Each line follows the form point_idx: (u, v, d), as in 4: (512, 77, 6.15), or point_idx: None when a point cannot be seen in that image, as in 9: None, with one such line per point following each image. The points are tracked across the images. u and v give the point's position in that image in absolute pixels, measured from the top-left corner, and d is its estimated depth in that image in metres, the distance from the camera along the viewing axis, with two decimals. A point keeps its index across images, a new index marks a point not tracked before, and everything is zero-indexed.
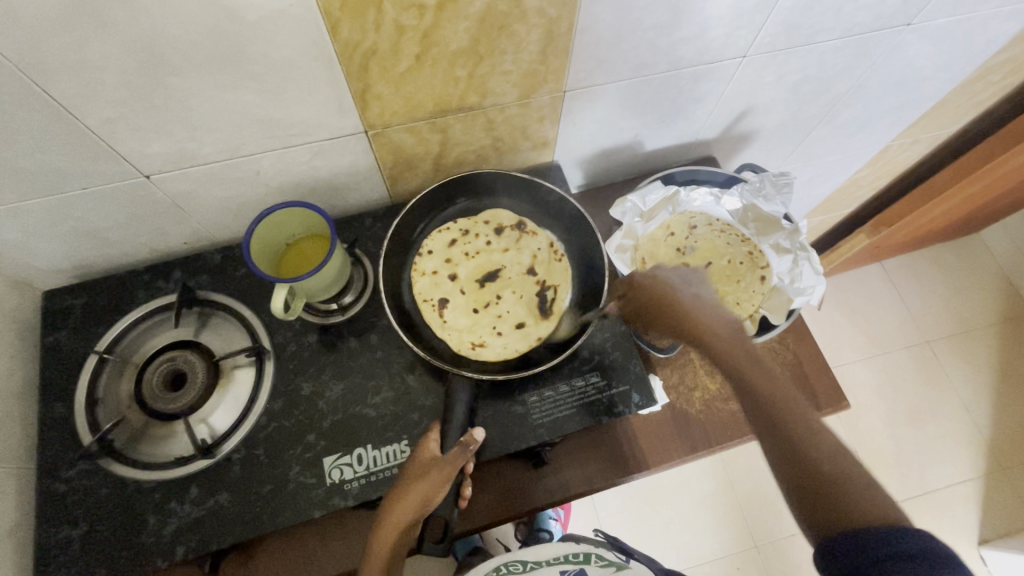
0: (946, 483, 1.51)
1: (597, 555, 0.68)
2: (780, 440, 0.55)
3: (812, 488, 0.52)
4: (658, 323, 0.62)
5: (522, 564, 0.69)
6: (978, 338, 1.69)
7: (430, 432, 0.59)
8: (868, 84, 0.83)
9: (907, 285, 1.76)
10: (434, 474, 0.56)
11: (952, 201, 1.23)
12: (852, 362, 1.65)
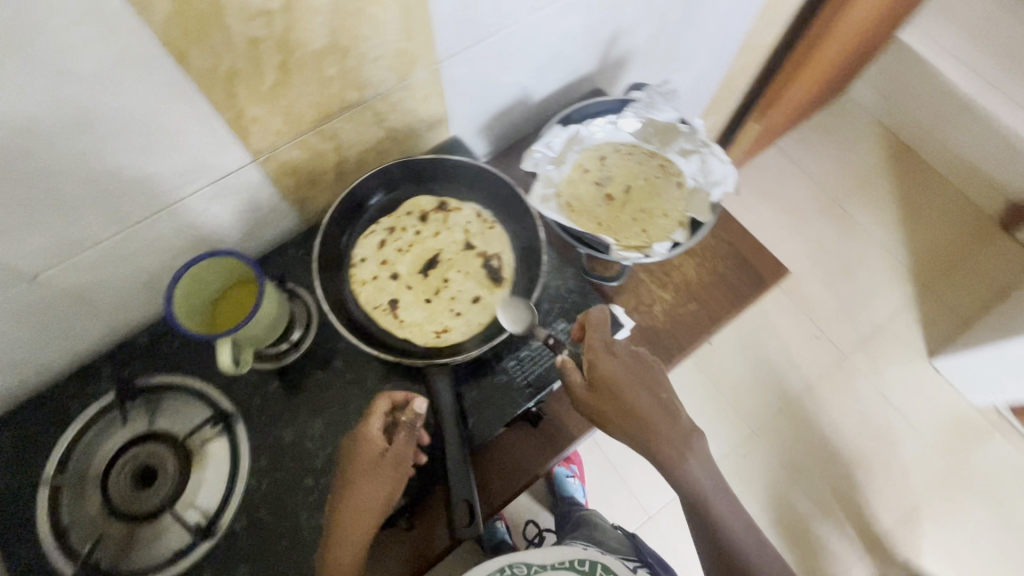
0: (887, 316, 1.68)
1: (603, 567, 0.66)
2: (708, 529, 0.63)
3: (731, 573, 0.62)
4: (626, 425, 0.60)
5: (527, 567, 0.65)
6: (873, 182, 1.86)
7: (372, 419, 0.56)
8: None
9: (803, 156, 1.90)
10: (385, 459, 0.56)
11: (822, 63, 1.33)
12: (780, 240, 1.78)
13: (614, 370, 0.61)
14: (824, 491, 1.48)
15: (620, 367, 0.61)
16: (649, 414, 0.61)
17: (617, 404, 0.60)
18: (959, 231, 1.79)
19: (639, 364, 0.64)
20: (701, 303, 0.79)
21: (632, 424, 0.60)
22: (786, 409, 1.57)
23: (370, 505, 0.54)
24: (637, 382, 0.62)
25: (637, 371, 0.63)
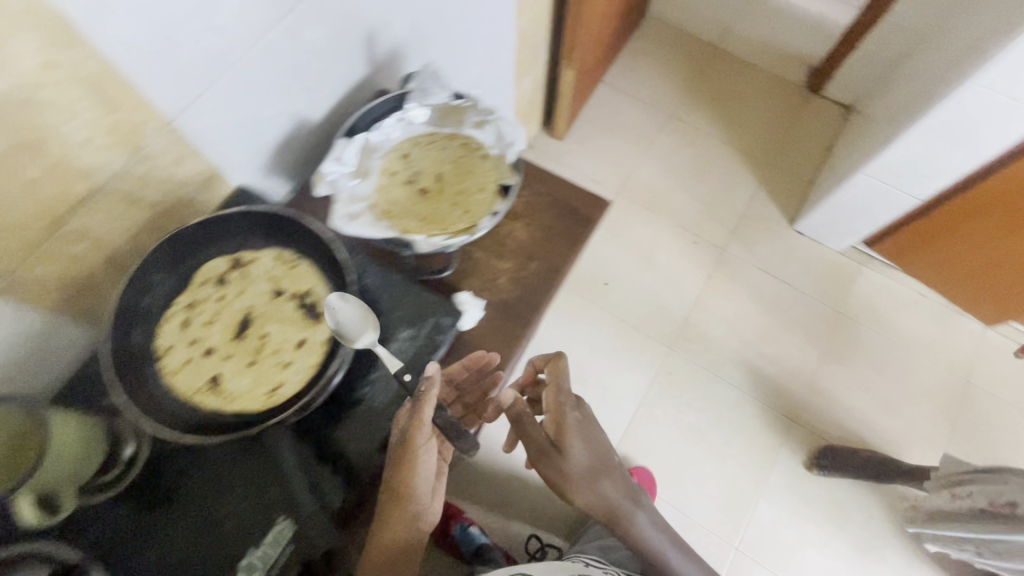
0: (747, 201, 1.82)
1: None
2: (620, 528, 0.95)
3: (635, 547, 0.97)
4: (572, 473, 0.85)
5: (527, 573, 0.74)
6: (697, 87, 1.99)
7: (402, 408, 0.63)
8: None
9: (632, 83, 2.00)
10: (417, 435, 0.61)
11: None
12: (635, 167, 1.87)
13: (569, 429, 0.85)
14: (745, 378, 1.60)
15: (575, 424, 0.86)
16: (581, 455, 0.85)
17: (564, 455, 0.84)
18: (779, 106, 1.96)
19: (583, 416, 0.86)
20: (540, 260, 0.82)
21: (575, 474, 0.86)
22: (691, 319, 1.67)
23: (404, 475, 0.61)
24: (578, 432, 0.86)
25: (580, 423, 0.86)
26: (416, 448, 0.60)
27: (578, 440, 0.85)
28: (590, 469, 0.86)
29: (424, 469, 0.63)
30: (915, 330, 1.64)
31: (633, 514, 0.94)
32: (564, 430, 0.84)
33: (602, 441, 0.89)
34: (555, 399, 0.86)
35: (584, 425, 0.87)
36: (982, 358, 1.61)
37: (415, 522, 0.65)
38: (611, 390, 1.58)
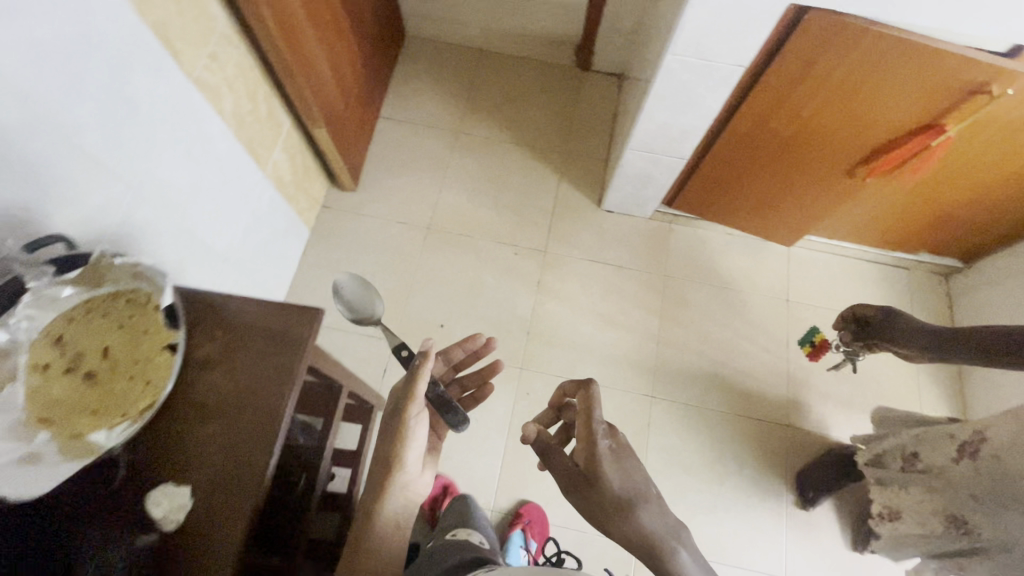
0: (553, 197, 1.84)
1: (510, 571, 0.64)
2: None
3: None
4: (601, 498, 0.81)
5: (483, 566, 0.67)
6: (474, 97, 1.98)
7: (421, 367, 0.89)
8: (12, 74, 0.72)
9: (410, 109, 1.95)
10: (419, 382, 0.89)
11: (299, 56, 1.31)
12: (437, 197, 1.84)
13: (601, 455, 0.84)
14: (598, 369, 1.62)
15: (607, 455, 0.84)
16: (615, 481, 0.82)
17: (594, 480, 0.82)
18: (556, 93, 2.00)
19: (615, 445, 0.86)
20: (251, 406, 0.72)
21: (605, 506, 0.81)
22: (533, 330, 1.66)
23: (401, 426, 0.88)
24: (612, 465, 0.84)
25: (616, 459, 0.85)
26: (411, 411, 0.88)
27: (610, 464, 0.84)
28: (623, 497, 0.80)
29: (415, 421, 0.89)
30: (732, 268, 1.73)
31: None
32: (594, 454, 0.84)
33: (638, 470, 0.84)
34: (586, 427, 0.88)
35: (616, 455, 0.85)
36: (793, 275, 1.73)
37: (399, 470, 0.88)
38: (476, 432, 1.54)
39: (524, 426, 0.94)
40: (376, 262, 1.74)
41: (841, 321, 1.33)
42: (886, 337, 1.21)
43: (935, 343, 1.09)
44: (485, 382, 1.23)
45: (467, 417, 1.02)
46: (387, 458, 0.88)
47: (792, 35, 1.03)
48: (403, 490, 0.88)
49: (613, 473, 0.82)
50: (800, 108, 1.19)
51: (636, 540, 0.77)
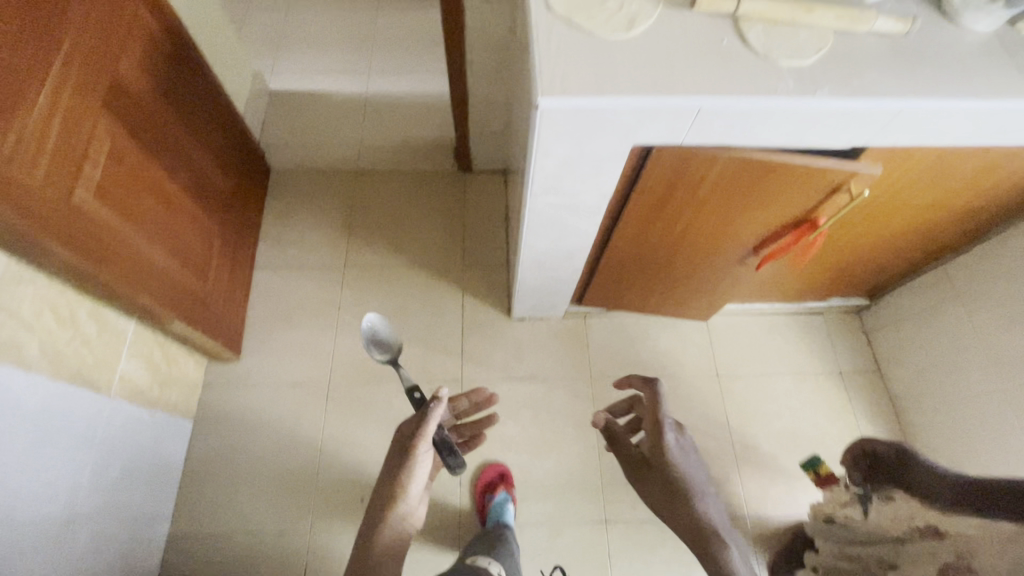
0: (461, 316, 1.72)
1: None
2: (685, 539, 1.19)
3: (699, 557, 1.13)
4: (678, 485, 1.20)
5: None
6: (359, 223, 1.85)
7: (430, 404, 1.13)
8: None
9: (287, 251, 1.79)
10: (425, 417, 1.13)
11: (120, 263, 1.12)
12: (337, 344, 1.67)
13: (668, 441, 1.22)
14: (543, 502, 1.49)
15: (677, 449, 1.23)
16: (678, 467, 1.21)
17: (672, 468, 1.21)
18: (444, 202, 1.91)
19: (679, 442, 1.23)
20: None
21: (680, 493, 1.20)
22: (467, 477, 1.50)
23: (410, 456, 1.14)
24: (683, 459, 1.22)
25: (683, 449, 1.24)
26: (418, 446, 1.13)
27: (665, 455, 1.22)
28: (688, 483, 1.20)
29: (421, 457, 1.15)
30: (655, 352, 1.67)
31: (709, 533, 1.12)
32: (663, 433, 1.22)
33: (679, 458, 1.22)
34: (653, 415, 1.23)
35: (685, 449, 1.24)
36: (716, 345, 1.69)
37: (396, 496, 1.15)
38: None
39: (597, 416, 1.38)
40: (275, 437, 1.55)
41: (844, 455, 1.23)
42: (905, 484, 1.09)
43: (969, 501, 0.95)
44: (479, 433, 1.45)
45: (464, 461, 1.25)
46: (394, 484, 1.15)
47: (646, 171, 0.98)
48: (403, 518, 1.16)
49: (675, 454, 1.21)
50: (675, 222, 1.14)
51: (705, 526, 1.14)
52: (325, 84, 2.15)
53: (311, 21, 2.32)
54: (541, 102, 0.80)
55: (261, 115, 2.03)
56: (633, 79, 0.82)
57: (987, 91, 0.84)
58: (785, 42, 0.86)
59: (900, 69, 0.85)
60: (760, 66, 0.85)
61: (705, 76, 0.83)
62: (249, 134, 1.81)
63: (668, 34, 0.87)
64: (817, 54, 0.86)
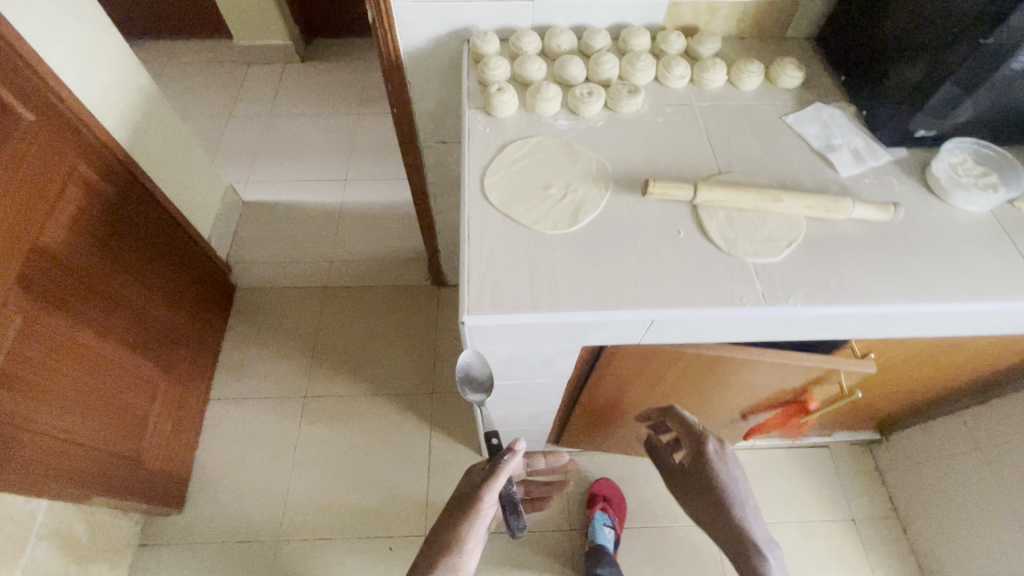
0: (425, 455, 1.58)
1: None
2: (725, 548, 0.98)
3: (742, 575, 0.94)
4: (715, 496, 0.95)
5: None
6: (322, 347, 1.74)
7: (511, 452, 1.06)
8: None
9: (246, 381, 1.67)
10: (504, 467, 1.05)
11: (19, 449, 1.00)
12: (288, 490, 1.52)
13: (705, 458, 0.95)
14: None
15: (719, 455, 0.94)
16: (722, 482, 0.94)
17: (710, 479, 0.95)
18: (414, 322, 1.80)
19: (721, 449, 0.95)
20: None
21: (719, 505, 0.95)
22: None
23: (477, 505, 1.03)
24: (725, 466, 0.95)
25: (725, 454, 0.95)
26: (488, 494, 1.04)
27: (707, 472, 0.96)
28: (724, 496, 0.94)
29: (487, 508, 1.05)
30: (642, 500, 1.49)
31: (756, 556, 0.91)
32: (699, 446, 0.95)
33: (726, 471, 0.94)
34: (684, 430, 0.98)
35: (727, 459, 0.95)
36: None
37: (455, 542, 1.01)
38: None
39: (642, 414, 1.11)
40: None
41: None
42: None
43: None
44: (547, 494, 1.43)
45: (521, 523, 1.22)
46: (455, 527, 1.03)
47: (604, 360, 0.87)
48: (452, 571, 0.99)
49: (721, 471, 0.94)
50: (648, 396, 1.01)
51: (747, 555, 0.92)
52: (301, 194, 2.10)
53: (292, 128, 2.32)
54: (467, 320, 0.69)
55: (231, 230, 1.97)
56: (574, 287, 0.72)
57: (990, 290, 0.72)
58: (751, 233, 0.76)
59: (885, 263, 0.74)
60: (723, 263, 0.74)
61: (659, 278, 0.73)
62: (214, 256, 1.75)
63: (618, 224, 0.78)
64: (789, 248, 0.75)
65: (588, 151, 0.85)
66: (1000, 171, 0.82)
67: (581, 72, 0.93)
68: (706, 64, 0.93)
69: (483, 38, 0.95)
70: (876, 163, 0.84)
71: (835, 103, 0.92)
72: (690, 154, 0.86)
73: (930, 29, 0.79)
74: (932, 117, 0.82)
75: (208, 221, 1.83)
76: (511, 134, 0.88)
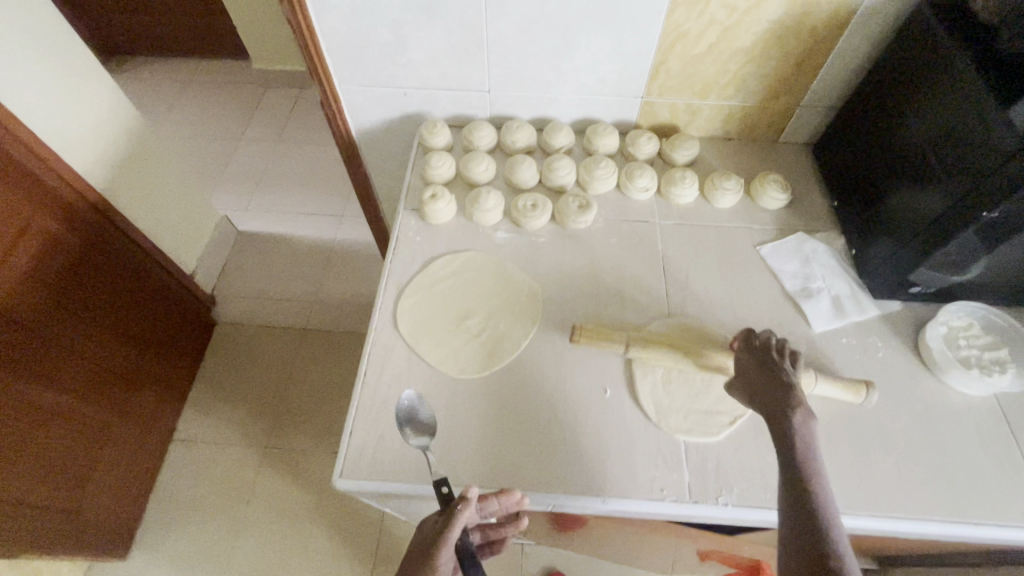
0: (378, 529, 1.46)
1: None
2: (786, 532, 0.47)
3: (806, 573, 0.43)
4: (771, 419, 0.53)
5: None
6: (292, 394, 1.67)
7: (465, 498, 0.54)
8: None
9: (212, 424, 1.62)
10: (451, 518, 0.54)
11: None
12: (231, 550, 1.42)
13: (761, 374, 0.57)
14: None
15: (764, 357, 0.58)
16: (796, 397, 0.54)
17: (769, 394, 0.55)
18: None
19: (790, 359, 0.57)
20: None
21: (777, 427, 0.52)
22: None
23: None
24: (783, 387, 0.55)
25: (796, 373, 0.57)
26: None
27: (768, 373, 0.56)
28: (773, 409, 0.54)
29: None
30: None
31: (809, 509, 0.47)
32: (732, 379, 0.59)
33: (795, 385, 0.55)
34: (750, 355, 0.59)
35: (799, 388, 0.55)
36: None
37: None
38: None
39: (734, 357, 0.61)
40: None
41: None
42: None
43: None
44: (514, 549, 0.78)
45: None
46: None
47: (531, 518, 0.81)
48: None
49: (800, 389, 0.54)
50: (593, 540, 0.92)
51: (806, 496, 0.47)
52: (297, 228, 2.02)
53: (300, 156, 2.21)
54: (406, 393, 0.66)
55: (222, 258, 1.92)
56: (467, 454, 0.63)
57: (972, 510, 0.59)
58: (688, 401, 0.65)
59: (845, 457, 0.62)
60: (648, 439, 0.63)
61: (568, 450, 0.63)
62: (195, 292, 1.72)
63: (536, 373, 0.68)
64: (731, 426, 0.63)
65: (521, 273, 0.76)
66: (1015, 346, 0.67)
67: (531, 176, 0.83)
68: (674, 177, 0.82)
69: (431, 130, 0.87)
70: (859, 318, 0.71)
71: (821, 233, 0.80)
72: (638, 288, 0.75)
73: (929, 173, 0.65)
74: (932, 274, 0.68)
75: (195, 252, 1.77)
76: (441, 245, 0.79)
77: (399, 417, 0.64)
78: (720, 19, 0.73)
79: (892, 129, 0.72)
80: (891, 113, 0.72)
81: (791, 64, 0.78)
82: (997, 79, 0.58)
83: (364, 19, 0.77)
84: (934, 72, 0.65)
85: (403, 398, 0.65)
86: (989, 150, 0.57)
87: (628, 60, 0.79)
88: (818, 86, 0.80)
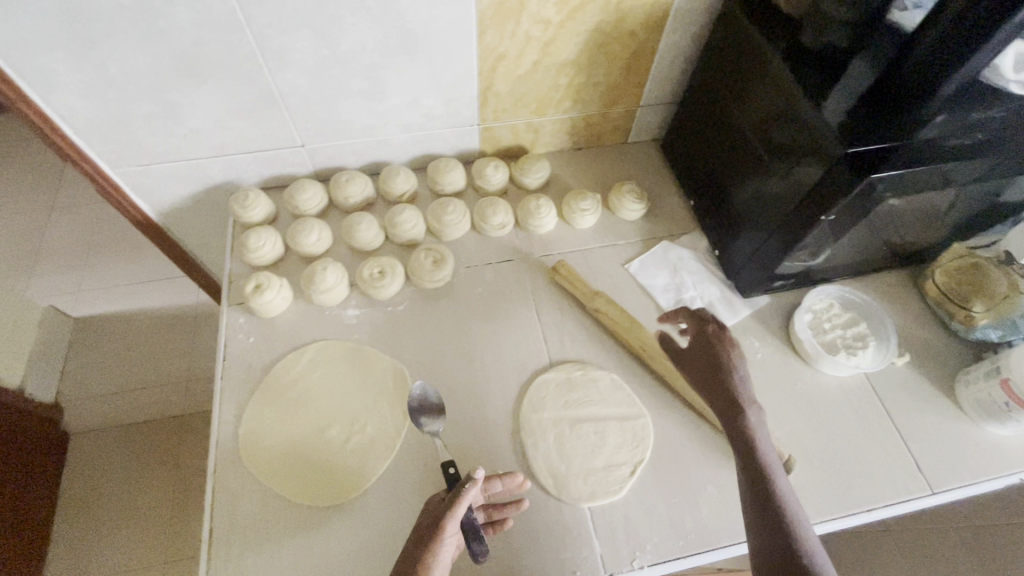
0: None
1: None
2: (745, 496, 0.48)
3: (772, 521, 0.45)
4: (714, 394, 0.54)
5: None
6: (180, 495, 1.37)
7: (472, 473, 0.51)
8: None
9: (85, 559, 1.30)
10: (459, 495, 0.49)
11: None
12: None
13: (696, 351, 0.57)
14: None
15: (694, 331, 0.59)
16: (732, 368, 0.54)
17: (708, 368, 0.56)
18: None
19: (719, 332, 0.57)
20: None
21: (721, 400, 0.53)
22: None
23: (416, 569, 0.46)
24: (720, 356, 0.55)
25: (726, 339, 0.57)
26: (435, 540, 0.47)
27: (716, 356, 0.56)
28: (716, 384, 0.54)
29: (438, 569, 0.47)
30: None
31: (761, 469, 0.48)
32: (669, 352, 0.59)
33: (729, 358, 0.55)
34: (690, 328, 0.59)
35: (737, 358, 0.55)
36: None
37: None
38: None
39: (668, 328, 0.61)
40: None
41: None
42: None
43: None
44: None
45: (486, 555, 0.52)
46: None
47: None
48: None
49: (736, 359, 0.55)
50: None
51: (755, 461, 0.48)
52: (154, 299, 1.64)
53: None
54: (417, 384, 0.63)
55: (59, 359, 1.52)
56: None
57: (864, 496, 0.60)
58: (586, 461, 0.60)
59: None
60: (553, 516, 0.58)
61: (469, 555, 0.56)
62: (24, 403, 1.33)
63: (418, 475, 0.60)
64: (631, 477, 0.60)
65: (381, 357, 0.66)
66: (871, 320, 0.70)
67: (373, 235, 0.73)
68: (530, 207, 0.75)
69: (242, 202, 0.73)
70: (733, 322, 0.71)
71: (685, 237, 0.78)
72: (514, 341, 0.68)
73: (769, 168, 0.63)
74: (793, 264, 0.67)
75: (18, 357, 1.38)
76: (284, 342, 0.67)
77: (412, 405, 0.62)
78: (536, 36, 0.66)
79: (725, 121, 0.70)
80: (721, 105, 0.70)
81: (620, 69, 0.73)
82: (808, 73, 0.57)
83: (110, 91, 0.61)
84: (753, 64, 0.63)
85: (414, 387, 0.63)
86: (813, 148, 0.55)
87: (450, 90, 0.70)
88: (651, 88, 0.78)
